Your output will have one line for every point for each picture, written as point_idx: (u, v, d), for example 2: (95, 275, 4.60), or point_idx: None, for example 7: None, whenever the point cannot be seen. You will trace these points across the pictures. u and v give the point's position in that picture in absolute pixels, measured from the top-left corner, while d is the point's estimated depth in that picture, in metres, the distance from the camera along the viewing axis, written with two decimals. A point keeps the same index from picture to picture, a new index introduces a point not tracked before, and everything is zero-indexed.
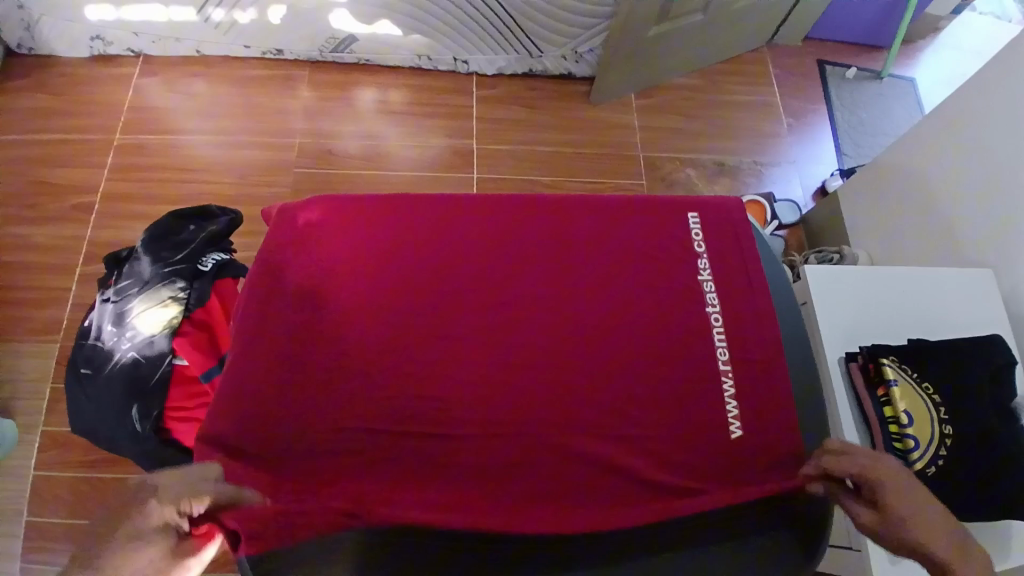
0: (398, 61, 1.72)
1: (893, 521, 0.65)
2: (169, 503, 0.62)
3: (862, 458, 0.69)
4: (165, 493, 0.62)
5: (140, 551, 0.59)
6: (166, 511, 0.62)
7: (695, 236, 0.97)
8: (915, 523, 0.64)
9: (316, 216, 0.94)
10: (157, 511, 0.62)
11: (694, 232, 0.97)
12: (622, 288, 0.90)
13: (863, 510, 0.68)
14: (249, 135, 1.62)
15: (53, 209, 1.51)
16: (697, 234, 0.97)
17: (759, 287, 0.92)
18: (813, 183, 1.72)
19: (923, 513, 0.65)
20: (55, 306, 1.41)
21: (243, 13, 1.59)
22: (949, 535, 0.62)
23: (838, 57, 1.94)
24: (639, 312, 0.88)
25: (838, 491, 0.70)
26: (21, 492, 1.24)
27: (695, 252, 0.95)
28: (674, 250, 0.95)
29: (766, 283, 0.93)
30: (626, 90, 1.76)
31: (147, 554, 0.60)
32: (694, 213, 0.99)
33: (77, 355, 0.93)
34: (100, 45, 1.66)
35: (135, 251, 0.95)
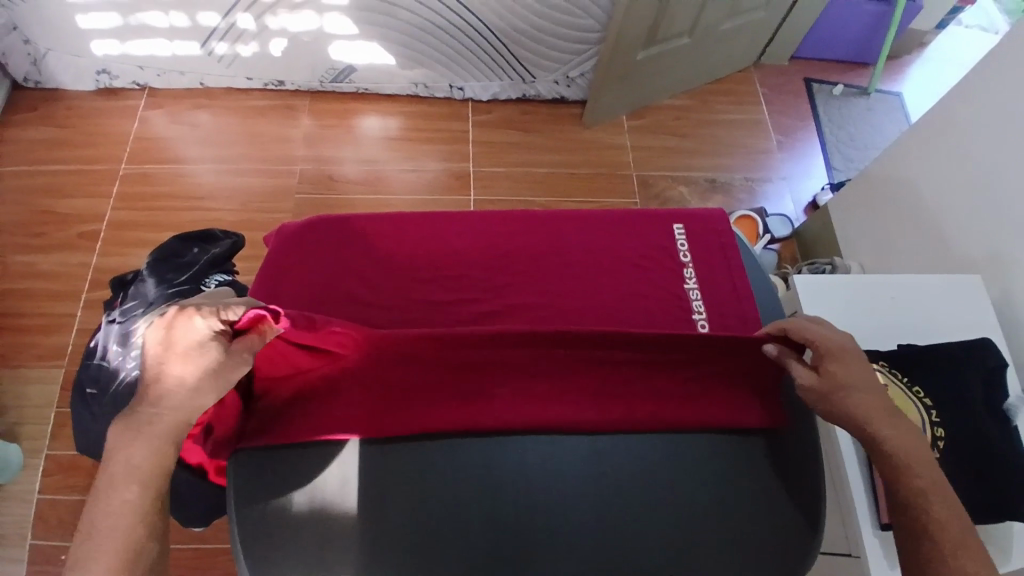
0: (396, 89, 1.77)
1: (831, 385, 0.75)
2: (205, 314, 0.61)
3: (827, 335, 0.78)
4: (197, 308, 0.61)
5: (186, 343, 0.61)
6: (206, 323, 0.62)
7: (681, 246, 0.99)
8: (852, 397, 0.74)
9: (314, 229, 0.97)
10: (197, 325, 0.61)
11: (680, 242, 1.00)
12: (609, 297, 0.93)
13: (805, 372, 0.78)
14: (250, 163, 1.67)
15: (59, 237, 1.54)
16: (682, 244, 1.00)
17: (745, 295, 0.95)
18: (804, 197, 1.75)
19: (862, 384, 0.75)
20: (61, 332, 1.43)
21: (245, 46, 1.64)
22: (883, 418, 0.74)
23: (826, 74, 1.99)
24: (626, 318, 0.91)
25: (788, 354, 0.80)
26: (26, 515, 1.25)
27: (681, 261, 0.98)
28: (661, 258, 0.98)
29: (751, 291, 0.96)
30: (619, 112, 1.81)
31: (199, 362, 0.62)
32: (680, 224, 1.02)
33: (83, 375, 0.92)
34: (106, 79, 1.72)
35: (140, 272, 0.96)
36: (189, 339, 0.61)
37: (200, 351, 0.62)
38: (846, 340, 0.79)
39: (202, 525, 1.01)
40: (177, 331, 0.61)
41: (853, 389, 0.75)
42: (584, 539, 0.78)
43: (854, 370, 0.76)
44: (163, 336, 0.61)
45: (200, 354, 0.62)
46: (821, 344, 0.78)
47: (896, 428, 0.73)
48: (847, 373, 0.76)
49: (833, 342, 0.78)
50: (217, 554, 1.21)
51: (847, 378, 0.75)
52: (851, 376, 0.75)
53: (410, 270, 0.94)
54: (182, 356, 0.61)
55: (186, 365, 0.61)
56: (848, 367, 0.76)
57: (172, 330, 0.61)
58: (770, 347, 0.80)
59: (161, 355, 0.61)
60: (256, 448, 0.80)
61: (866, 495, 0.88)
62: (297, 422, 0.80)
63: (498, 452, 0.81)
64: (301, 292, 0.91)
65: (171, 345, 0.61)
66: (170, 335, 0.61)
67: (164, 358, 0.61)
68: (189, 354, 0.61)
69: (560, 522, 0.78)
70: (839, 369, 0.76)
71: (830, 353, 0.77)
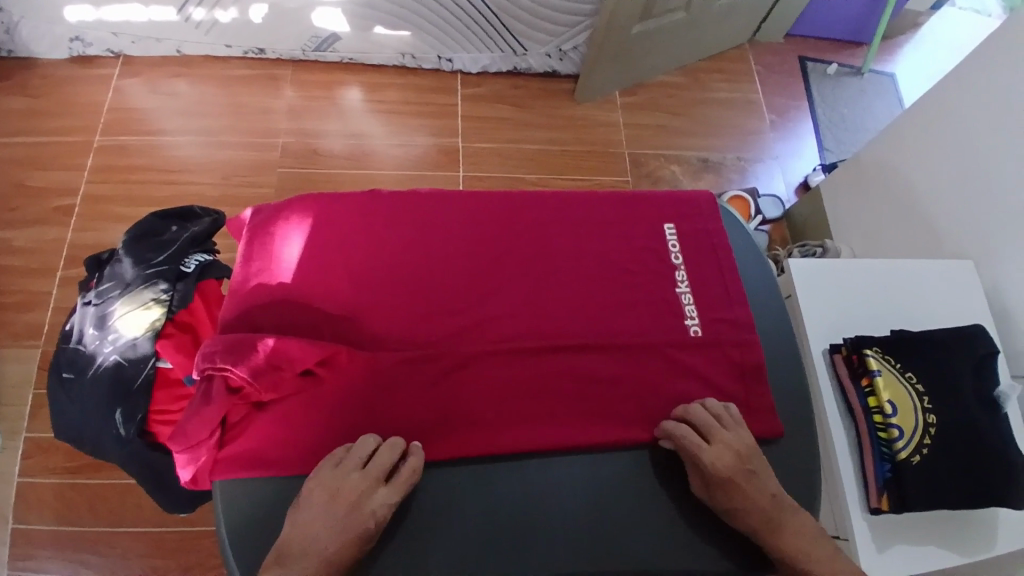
0: (382, 61, 1.72)
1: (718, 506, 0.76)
2: (375, 502, 0.72)
3: (718, 455, 0.76)
4: (370, 496, 0.73)
5: (340, 519, 0.71)
6: (372, 508, 0.72)
7: (671, 247, 0.97)
8: (743, 520, 0.75)
9: (295, 242, 0.92)
10: (366, 506, 0.72)
11: (670, 243, 0.97)
12: (600, 298, 0.92)
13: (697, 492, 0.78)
14: (232, 135, 1.61)
15: (34, 212, 1.48)
16: (673, 245, 0.97)
17: (737, 296, 0.94)
18: (795, 178, 1.75)
19: (755, 507, 0.75)
20: (36, 311, 1.39)
21: (224, 12, 1.57)
22: (761, 518, 0.74)
23: (820, 53, 1.97)
24: (617, 321, 0.90)
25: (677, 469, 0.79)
26: (6, 498, 1.23)
27: (672, 264, 0.96)
28: (652, 260, 0.96)
29: (744, 294, 0.95)
30: (611, 89, 1.77)
31: (346, 537, 0.70)
32: (670, 225, 0.99)
33: (59, 359, 0.87)
34: (79, 46, 1.63)
35: (117, 252, 0.91)
36: (352, 517, 0.71)
37: (354, 537, 0.70)
38: (740, 441, 0.78)
39: (189, 511, 0.98)
40: (349, 507, 0.71)
41: (739, 491, 0.75)
42: (574, 533, 0.78)
43: (744, 491, 0.75)
44: (334, 500, 0.71)
45: (351, 538, 0.70)
46: (711, 467, 0.76)
47: (754, 486, 0.76)
48: (736, 486, 0.75)
49: (726, 455, 0.77)
50: (203, 535, 1.22)
51: (736, 498, 0.75)
52: (741, 499, 0.75)
53: (394, 279, 0.90)
54: (333, 527, 0.70)
55: (340, 538, 0.70)
56: (735, 489, 0.75)
57: (344, 504, 0.71)
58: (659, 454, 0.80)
59: (322, 517, 0.70)
60: (230, 468, 0.78)
61: (855, 481, 0.91)
62: (268, 446, 0.79)
63: (488, 450, 0.80)
64: (284, 287, 0.88)
65: (330, 516, 0.70)
66: (334, 506, 0.71)
67: (323, 523, 0.70)
68: (341, 527, 0.70)
69: (553, 513, 0.79)
70: (727, 492, 0.75)
71: (725, 477, 0.75)
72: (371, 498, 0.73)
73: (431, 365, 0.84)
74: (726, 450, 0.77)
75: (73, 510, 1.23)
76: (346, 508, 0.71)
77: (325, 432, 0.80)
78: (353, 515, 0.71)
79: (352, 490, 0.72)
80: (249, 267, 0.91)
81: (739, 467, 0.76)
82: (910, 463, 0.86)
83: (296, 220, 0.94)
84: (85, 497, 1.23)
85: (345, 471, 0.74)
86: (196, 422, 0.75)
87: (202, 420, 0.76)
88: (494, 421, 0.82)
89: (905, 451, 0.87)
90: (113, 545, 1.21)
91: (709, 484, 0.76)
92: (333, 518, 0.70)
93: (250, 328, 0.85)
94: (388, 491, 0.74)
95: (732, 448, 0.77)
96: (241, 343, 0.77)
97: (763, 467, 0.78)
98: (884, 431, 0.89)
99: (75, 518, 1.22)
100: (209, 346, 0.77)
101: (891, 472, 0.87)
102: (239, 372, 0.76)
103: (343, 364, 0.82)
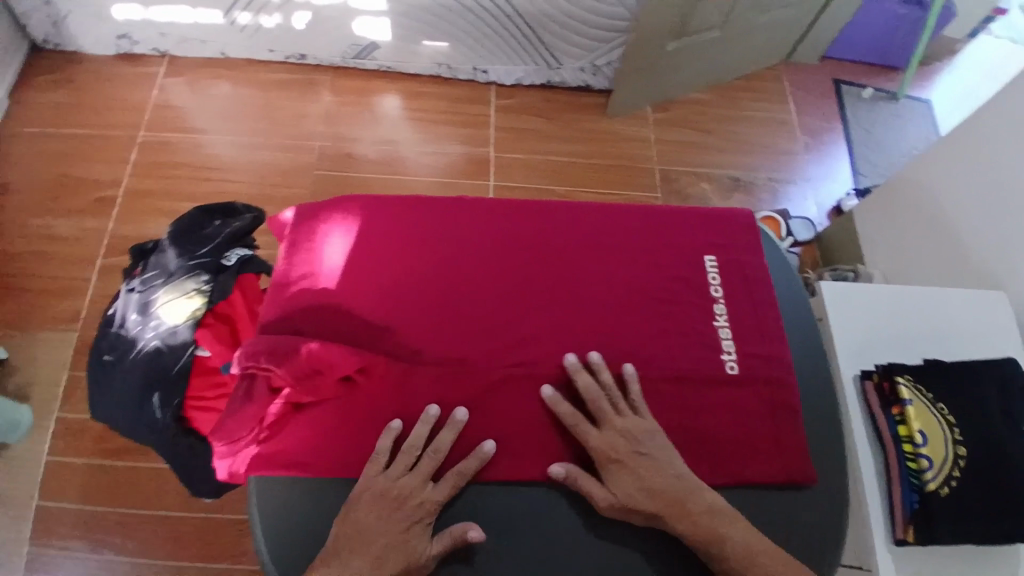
0: (418, 69, 1.75)
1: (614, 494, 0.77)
2: (425, 498, 0.76)
3: (610, 442, 0.80)
4: (419, 490, 0.77)
5: (393, 513, 0.74)
6: (420, 503, 0.76)
7: (711, 279, 0.96)
8: (646, 504, 0.76)
9: (336, 245, 0.94)
10: (414, 501, 0.76)
11: (711, 275, 0.96)
12: (634, 321, 0.92)
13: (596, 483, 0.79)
14: (269, 137, 1.65)
15: (78, 202, 1.54)
16: (713, 277, 0.96)
17: (773, 330, 0.93)
18: (827, 201, 1.73)
19: (658, 492, 0.76)
20: (74, 297, 1.43)
21: (268, 17, 1.62)
22: (662, 499, 0.75)
23: (855, 77, 1.95)
24: (651, 347, 0.90)
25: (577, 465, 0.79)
26: (34, 478, 1.26)
27: (712, 296, 0.95)
28: (692, 292, 0.95)
29: (780, 326, 0.94)
30: (644, 104, 1.78)
31: (398, 529, 0.74)
32: (712, 256, 0.98)
33: (100, 342, 0.90)
34: (127, 44, 1.70)
35: (162, 242, 0.94)
36: (401, 513, 0.74)
37: (406, 530, 0.74)
38: (634, 425, 0.81)
39: (213, 497, 1.00)
40: (399, 502, 0.75)
41: (628, 471, 0.78)
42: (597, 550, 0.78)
43: (636, 474, 0.77)
44: (384, 497, 0.75)
45: (403, 530, 0.74)
46: (598, 452, 0.79)
47: (645, 467, 0.78)
48: (627, 468, 0.78)
49: (615, 440, 0.80)
50: (221, 526, 1.24)
51: (629, 483, 0.77)
52: (634, 482, 0.77)
53: (429, 287, 0.91)
54: (385, 521, 0.74)
55: (388, 530, 0.73)
56: (629, 475, 0.77)
57: (395, 500, 0.75)
58: (557, 470, 0.79)
59: (374, 511, 0.74)
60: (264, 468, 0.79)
61: (882, 510, 0.90)
62: (299, 450, 0.80)
63: (517, 475, 0.80)
64: (322, 288, 0.90)
65: (380, 510, 0.74)
66: (387, 500, 0.75)
67: (377, 516, 0.74)
68: (393, 519, 0.74)
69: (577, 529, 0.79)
70: (620, 476, 0.77)
71: (612, 459, 0.79)
72: (421, 493, 0.77)
73: (463, 374, 0.85)
74: (618, 436, 0.80)
75: (98, 491, 1.25)
76: (397, 504, 0.75)
77: (356, 439, 0.81)
78: (404, 512, 0.75)
79: (403, 486, 0.76)
80: (291, 267, 0.93)
81: (628, 448, 0.79)
82: (939, 495, 0.84)
83: (338, 223, 0.97)
84: (111, 479, 1.27)
85: (392, 471, 0.78)
86: (237, 418, 0.81)
87: (243, 416, 0.81)
88: (521, 445, 0.82)
89: (934, 482, 0.85)
90: (135, 530, 1.23)
91: (602, 472, 0.79)
92: (384, 513, 0.74)
93: (291, 332, 0.87)
94: (436, 487, 0.77)
95: (621, 431, 0.80)
96: (284, 346, 0.80)
97: (665, 452, 0.80)
98: (913, 461, 0.87)
99: (99, 500, 1.25)
100: (253, 346, 0.80)
101: (919, 502, 0.85)
102: (282, 372, 0.79)
103: (379, 375, 0.84)
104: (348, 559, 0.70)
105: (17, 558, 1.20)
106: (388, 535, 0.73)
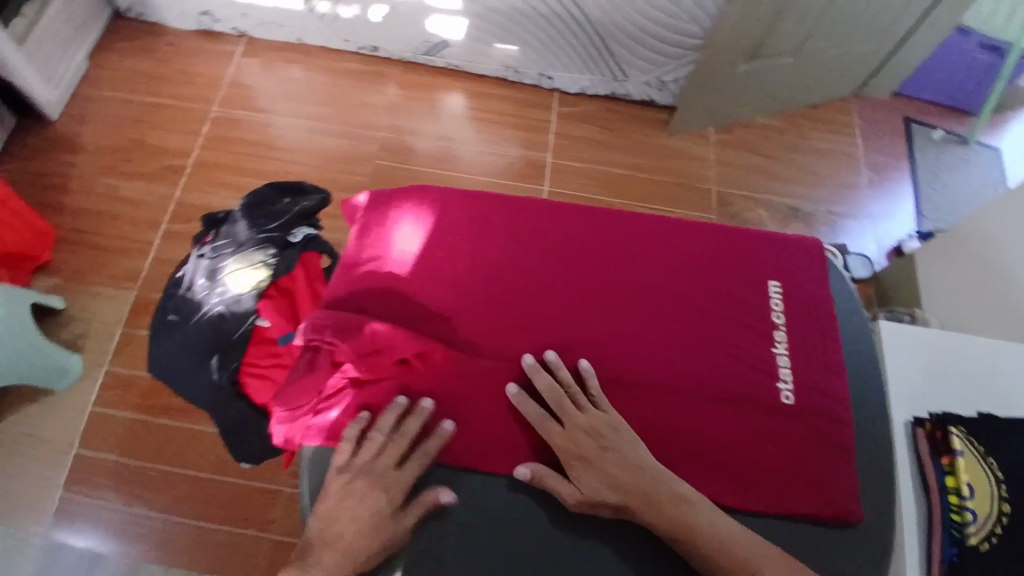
0: (485, 70, 1.78)
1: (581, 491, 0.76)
2: (392, 484, 0.77)
3: (570, 439, 0.79)
4: (385, 477, 0.77)
5: (364, 502, 0.75)
6: (387, 491, 0.76)
7: (774, 305, 0.95)
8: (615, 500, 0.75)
9: (404, 230, 0.97)
10: (381, 489, 0.76)
11: (774, 301, 0.95)
12: (693, 338, 0.91)
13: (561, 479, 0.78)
14: (335, 123, 1.70)
15: (148, 168, 1.60)
16: (776, 304, 0.95)
17: (833, 365, 0.92)
18: (887, 241, 1.69)
19: (625, 487, 0.76)
20: (136, 258, 1.49)
21: (347, 8, 1.67)
22: (632, 492, 0.75)
23: (927, 117, 1.90)
24: (708, 366, 0.89)
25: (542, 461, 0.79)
26: (78, 425, 1.31)
27: (773, 323, 0.94)
28: (754, 316, 0.94)
29: (840, 363, 0.92)
30: (707, 125, 1.77)
31: (368, 518, 0.74)
32: (776, 282, 0.97)
33: (166, 302, 0.94)
34: (208, 20, 1.77)
35: (233, 213, 0.98)
36: (371, 501, 0.75)
37: (376, 518, 0.74)
38: (596, 420, 0.80)
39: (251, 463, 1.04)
40: (366, 491, 0.76)
41: (593, 468, 0.77)
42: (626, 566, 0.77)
43: (602, 470, 0.77)
44: (352, 488, 0.76)
45: (375, 519, 0.74)
46: (562, 449, 0.79)
47: (611, 462, 0.77)
48: (593, 465, 0.77)
49: (579, 437, 0.79)
50: (248, 494, 1.27)
51: (596, 480, 0.76)
52: (601, 478, 0.76)
53: (490, 281, 0.93)
54: (356, 511, 0.74)
55: (362, 520, 0.74)
56: (594, 471, 0.77)
57: (363, 490, 0.76)
58: (523, 471, 0.79)
59: (343, 503, 0.75)
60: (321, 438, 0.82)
61: (919, 563, 0.84)
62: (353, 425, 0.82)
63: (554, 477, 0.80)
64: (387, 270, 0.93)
65: (350, 500, 0.75)
66: (355, 490, 0.76)
67: (346, 509, 0.74)
68: (362, 510, 0.75)
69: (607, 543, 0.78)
70: (586, 472, 0.77)
71: (577, 457, 0.78)
72: (389, 480, 0.77)
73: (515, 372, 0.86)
74: (579, 433, 0.79)
75: (137, 446, 1.30)
76: (366, 492, 0.76)
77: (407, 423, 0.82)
78: (372, 500, 0.75)
79: (370, 475, 0.77)
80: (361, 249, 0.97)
81: (592, 444, 0.79)
82: (979, 551, 0.79)
83: (407, 210, 0.99)
84: (150, 436, 1.31)
85: (355, 461, 0.78)
86: (303, 386, 0.84)
87: (308, 386, 0.84)
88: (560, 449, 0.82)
89: (976, 537, 0.80)
90: (169, 487, 1.27)
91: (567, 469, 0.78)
92: (353, 504, 0.75)
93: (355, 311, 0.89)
94: (402, 472, 0.78)
95: (581, 428, 0.80)
96: (348, 323, 0.84)
97: (630, 445, 0.79)
98: (956, 513, 0.83)
99: (137, 454, 1.30)
100: (320, 320, 0.84)
101: (958, 556, 0.80)
102: (345, 347, 0.82)
103: (435, 363, 0.85)
104: (325, 553, 0.72)
105: (53, 500, 1.25)
106: (360, 523, 0.74)
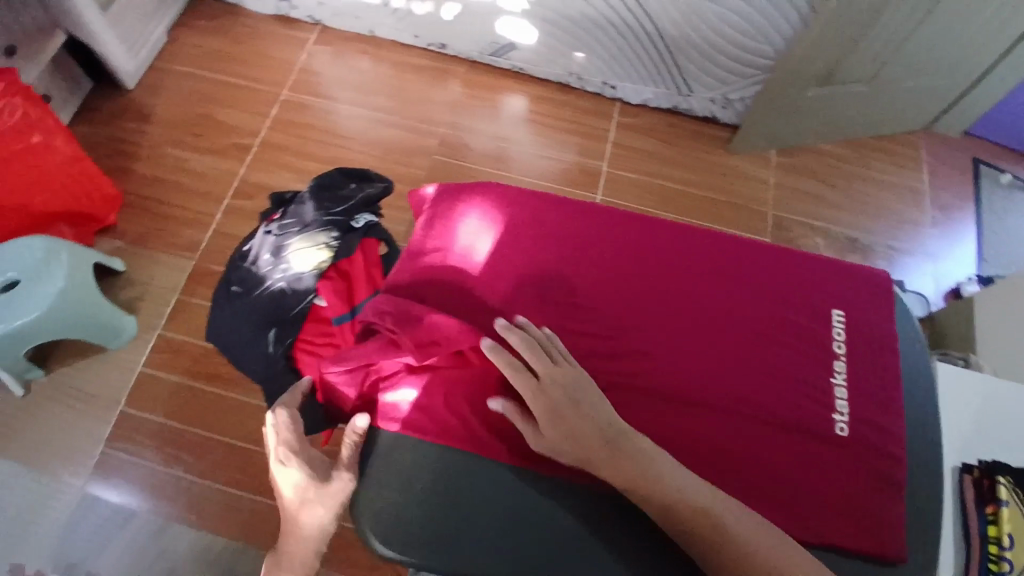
0: (549, 75, 1.79)
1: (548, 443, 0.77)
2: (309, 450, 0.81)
3: (537, 392, 0.79)
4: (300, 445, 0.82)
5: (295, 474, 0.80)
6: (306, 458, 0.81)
7: (836, 334, 0.93)
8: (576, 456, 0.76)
9: (470, 224, 0.98)
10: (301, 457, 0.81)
11: (836, 330, 0.93)
12: (749, 358, 0.90)
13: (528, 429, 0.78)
14: (396, 116, 1.73)
15: (215, 144, 1.67)
16: (838, 333, 0.93)
17: (893, 404, 0.89)
18: (946, 282, 1.63)
19: (589, 439, 0.76)
20: (196, 229, 1.55)
21: (420, 5, 1.69)
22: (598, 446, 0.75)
23: (999, 159, 1.83)
24: (763, 388, 0.88)
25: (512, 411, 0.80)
26: (125, 384, 1.37)
27: (833, 352, 0.92)
28: (814, 343, 0.92)
29: (901, 402, 0.90)
30: (768, 147, 1.74)
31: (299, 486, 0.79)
32: (840, 311, 0.95)
33: (232, 273, 0.99)
34: (286, 7, 1.82)
35: (301, 194, 1.01)
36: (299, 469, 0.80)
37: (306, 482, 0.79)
38: (568, 374, 0.80)
39: None
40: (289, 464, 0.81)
41: (562, 421, 0.77)
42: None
43: (572, 423, 0.76)
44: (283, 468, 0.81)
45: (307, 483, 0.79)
46: (535, 401, 0.78)
47: (579, 415, 0.77)
48: (562, 420, 0.77)
49: (552, 391, 0.79)
50: None
51: (563, 432, 0.76)
52: (570, 431, 0.76)
53: (549, 281, 0.93)
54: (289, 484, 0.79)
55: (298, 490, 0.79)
56: (562, 424, 0.77)
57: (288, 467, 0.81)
58: (497, 404, 0.80)
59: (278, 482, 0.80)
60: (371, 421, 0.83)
61: None
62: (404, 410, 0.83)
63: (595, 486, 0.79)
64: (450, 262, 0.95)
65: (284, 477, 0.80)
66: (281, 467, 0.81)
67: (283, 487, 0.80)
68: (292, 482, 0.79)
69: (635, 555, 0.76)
70: (556, 424, 0.77)
71: (548, 411, 0.77)
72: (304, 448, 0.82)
73: None
74: (547, 387, 0.79)
75: (178, 410, 1.35)
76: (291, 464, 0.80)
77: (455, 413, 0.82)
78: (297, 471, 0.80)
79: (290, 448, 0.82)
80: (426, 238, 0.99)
81: (563, 397, 0.78)
82: None
83: (474, 204, 1.01)
84: (193, 401, 1.36)
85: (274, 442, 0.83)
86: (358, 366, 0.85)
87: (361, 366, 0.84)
88: None
89: None
90: (206, 452, 1.32)
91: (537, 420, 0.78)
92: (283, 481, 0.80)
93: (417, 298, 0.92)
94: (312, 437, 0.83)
95: (547, 381, 0.79)
96: (408, 314, 0.86)
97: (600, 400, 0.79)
98: (994, 563, 0.81)
99: (178, 418, 1.35)
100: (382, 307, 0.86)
101: None
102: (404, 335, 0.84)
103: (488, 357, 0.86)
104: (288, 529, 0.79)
105: (93, 454, 1.30)
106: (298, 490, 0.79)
